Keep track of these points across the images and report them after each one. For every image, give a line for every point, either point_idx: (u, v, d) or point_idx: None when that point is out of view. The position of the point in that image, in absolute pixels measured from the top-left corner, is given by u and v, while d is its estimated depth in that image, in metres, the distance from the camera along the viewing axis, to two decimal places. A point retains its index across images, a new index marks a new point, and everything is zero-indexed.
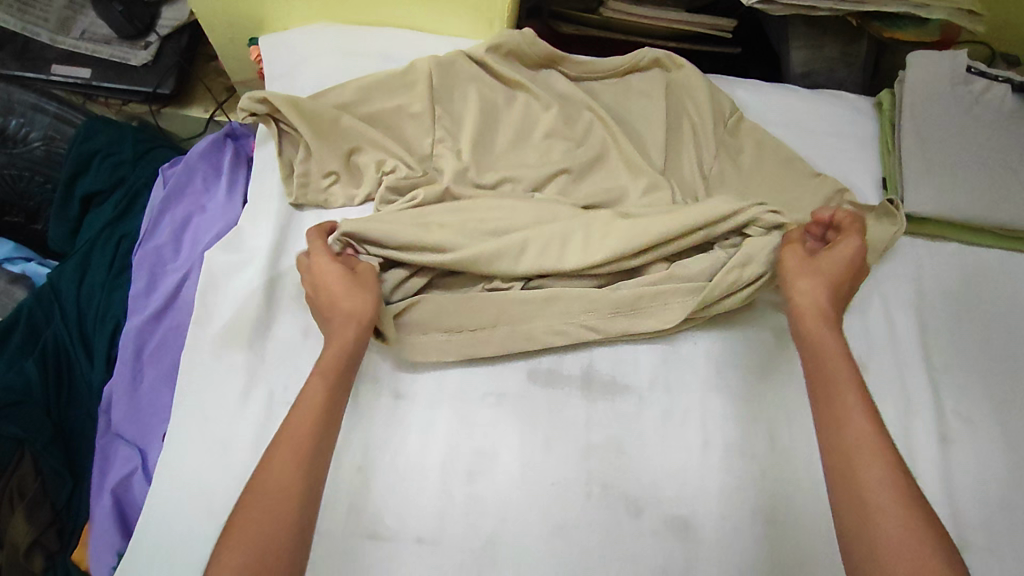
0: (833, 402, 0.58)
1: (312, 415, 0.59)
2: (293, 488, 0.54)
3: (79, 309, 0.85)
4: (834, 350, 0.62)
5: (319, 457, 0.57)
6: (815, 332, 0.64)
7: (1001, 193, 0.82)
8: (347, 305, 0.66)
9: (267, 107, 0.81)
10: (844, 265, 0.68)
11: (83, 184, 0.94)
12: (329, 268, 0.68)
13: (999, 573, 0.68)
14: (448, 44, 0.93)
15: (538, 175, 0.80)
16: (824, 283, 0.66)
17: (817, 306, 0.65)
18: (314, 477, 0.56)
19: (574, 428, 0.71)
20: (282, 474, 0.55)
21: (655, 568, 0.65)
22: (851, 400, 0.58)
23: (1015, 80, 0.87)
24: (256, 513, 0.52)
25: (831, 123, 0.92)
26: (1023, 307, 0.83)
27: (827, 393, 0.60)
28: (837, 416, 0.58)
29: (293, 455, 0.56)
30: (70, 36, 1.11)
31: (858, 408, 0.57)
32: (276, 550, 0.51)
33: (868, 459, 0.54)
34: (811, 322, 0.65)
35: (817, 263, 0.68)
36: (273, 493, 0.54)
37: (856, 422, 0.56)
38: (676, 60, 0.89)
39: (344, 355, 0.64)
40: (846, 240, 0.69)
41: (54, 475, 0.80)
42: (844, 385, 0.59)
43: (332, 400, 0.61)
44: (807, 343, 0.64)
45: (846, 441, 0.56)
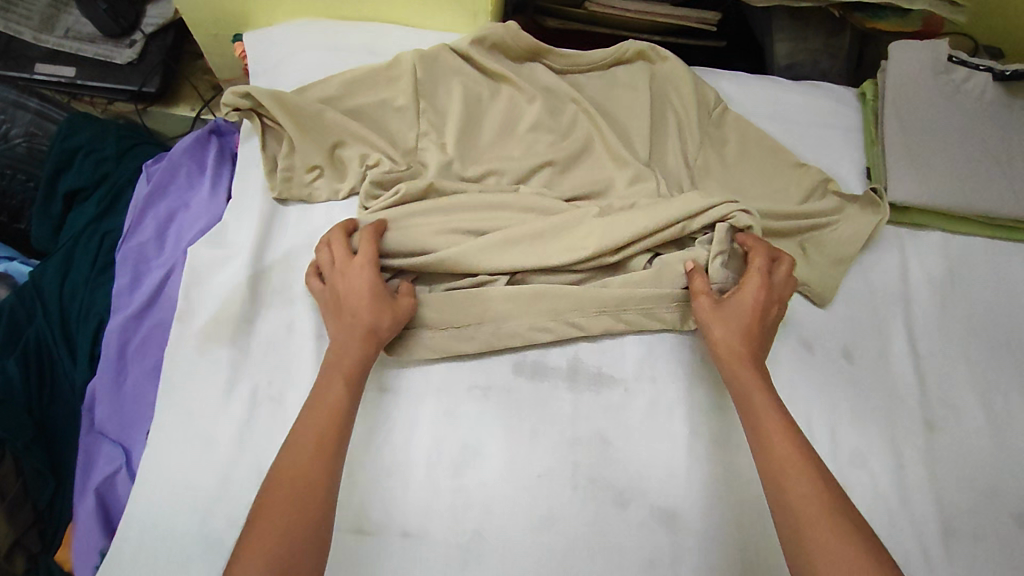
0: (759, 428, 0.61)
1: (327, 414, 0.60)
2: (319, 478, 0.56)
3: (62, 306, 0.84)
4: (756, 385, 0.64)
5: (339, 452, 0.59)
6: (738, 371, 0.66)
7: (982, 182, 0.83)
8: (370, 317, 0.67)
9: (250, 102, 0.80)
10: (751, 309, 0.69)
11: (66, 181, 0.93)
12: (364, 276, 0.68)
13: (985, 559, 0.68)
14: (433, 38, 0.93)
15: (522, 167, 0.80)
16: (735, 327, 0.68)
17: (733, 350, 0.67)
18: (332, 473, 0.57)
19: (560, 420, 0.70)
20: (308, 465, 0.56)
21: (642, 559, 0.65)
22: (775, 425, 0.60)
23: (997, 70, 0.87)
24: (285, 506, 0.53)
25: (815, 114, 0.92)
26: (1005, 294, 0.83)
27: (754, 421, 0.62)
28: (765, 441, 0.60)
29: (310, 452, 0.57)
30: (54, 34, 1.10)
31: (783, 429, 0.60)
32: (302, 544, 0.52)
33: (794, 474, 0.56)
34: (733, 366, 0.66)
35: (725, 308, 0.69)
36: (296, 488, 0.55)
37: (780, 445, 0.59)
38: (659, 52, 0.90)
39: (362, 366, 0.65)
40: (748, 281, 0.70)
41: (35, 475, 0.79)
42: (766, 413, 0.62)
43: (351, 399, 0.62)
44: (732, 385, 0.66)
45: (774, 464, 0.58)
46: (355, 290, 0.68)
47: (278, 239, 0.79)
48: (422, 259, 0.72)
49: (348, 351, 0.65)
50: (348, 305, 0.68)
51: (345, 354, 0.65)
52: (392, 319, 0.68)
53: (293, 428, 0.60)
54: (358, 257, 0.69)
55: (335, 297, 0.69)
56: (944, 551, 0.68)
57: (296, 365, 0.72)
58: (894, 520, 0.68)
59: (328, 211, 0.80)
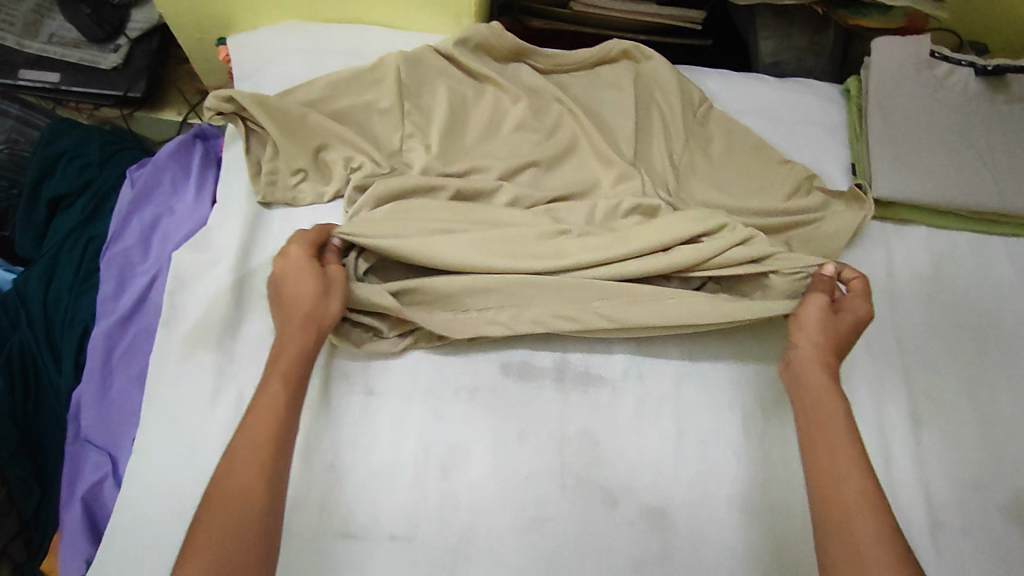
0: (833, 461, 0.58)
1: (268, 415, 0.58)
2: (254, 490, 0.54)
3: (47, 313, 0.83)
4: (834, 408, 0.62)
5: (280, 461, 0.57)
6: (826, 397, 0.63)
7: (965, 177, 0.84)
8: (306, 300, 0.65)
9: (233, 106, 0.80)
10: (856, 326, 0.68)
11: (49, 187, 0.93)
12: (298, 260, 0.67)
13: (973, 552, 0.68)
14: (418, 40, 0.94)
15: (508, 167, 0.80)
16: (828, 343, 0.67)
17: (821, 364, 0.65)
18: (274, 477, 0.55)
19: (548, 420, 0.70)
20: (243, 475, 0.54)
21: (631, 558, 0.65)
22: (851, 461, 0.57)
23: (979, 65, 0.87)
24: (216, 513, 0.52)
25: (800, 111, 0.92)
26: (989, 288, 0.84)
27: (827, 452, 0.59)
28: (837, 475, 0.57)
29: (246, 455, 0.55)
30: (37, 40, 1.09)
31: (860, 469, 0.57)
32: (243, 551, 0.51)
33: (862, 514, 0.53)
34: (822, 389, 0.63)
35: (838, 317, 0.68)
36: (233, 494, 0.53)
37: (853, 482, 0.56)
38: (644, 51, 0.90)
39: (301, 360, 0.63)
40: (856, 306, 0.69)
41: (20, 484, 0.79)
42: (842, 445, 0.59)
43: (291, 400, 0.60)
44: (808, 401, 0.63)
45: (845, 497, 0.55)
46: (294, 276, 0.66)
47: (263, 243, 0.78)
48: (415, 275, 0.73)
49: (288, 340, 0.63)
50: (285, 292, 0.66)
51: (285, 347, 0.63)
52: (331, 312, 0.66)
53: (236, 434, 0.58)
54: (296, 243, 0.68)
55: (276, 287, 0.67)
56: (932, 545, 0.68)
57: None
58: None
59: (313, 214, 0.80)
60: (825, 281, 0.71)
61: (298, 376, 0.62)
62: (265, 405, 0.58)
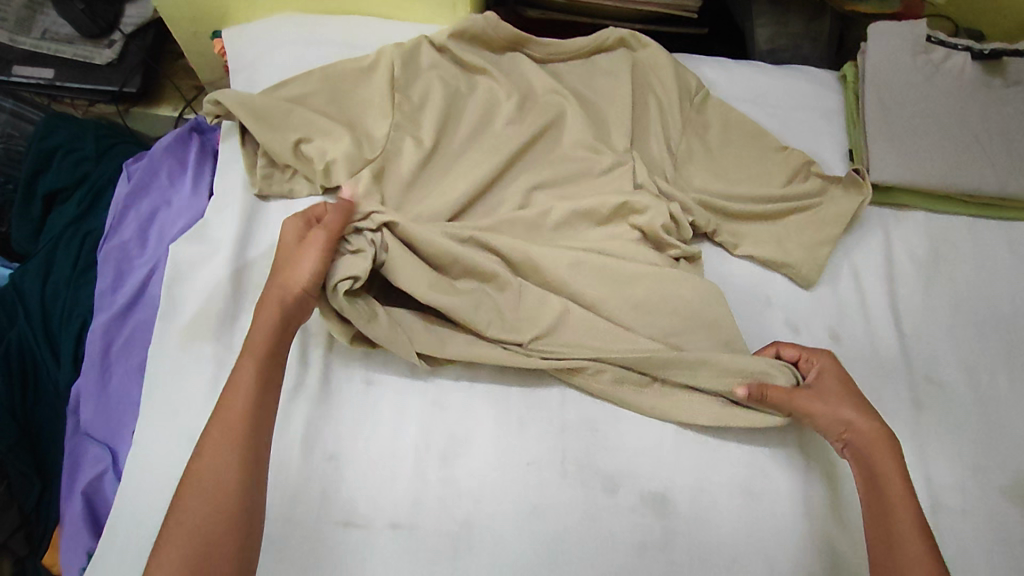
0: (887, 520, 0.59)
1: (239, 401, 0.57)
2: (231, 482, 0.53)
3: (45, 306, 0.83)
4: (895, 472, 0.62)
5: (258, 453, 0.56)
6: (877, 452, 0.63)
7: (963, 161, 0.84)
8: (292, 270, 0.63)
9: (221, 108, 0.80)
10: (842, 379, 0.69)
11: (45, 182, 0.92)
12: (288, 236, 0.66)
13: (974, 533, 0.68)
14: (414, 30, 0.94)
15: (504, 155, 0.80)
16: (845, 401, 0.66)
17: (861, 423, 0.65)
18: (246, 465, 0.55)
19: (548, 408, 0.70)
20: (218, 466, 0.54)
21: (633, 544, 0.65)
22: (906, 518, 0.59)
23: (976, 49, 0.87)
24: (190, 504, 0.52)
25: (797, 98, 0.93)
26: (988, 271, 0.84)
27: (881, 511, 0.60)
28: (893, 533, 0.59)
29: (219, 443, 0.55)
30: (31, 36, 1.09)
31: (914, 525, 0.59)
32: (217, 541, 0.51)
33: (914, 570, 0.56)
34: (874, 445, 0.64)
35: (825, 392, 0.68)
36: (205, 484, 0.53)
37: (908, 541, 0.58)
38: (640, 39, 0.90)
39: (272, 331, 0.61)
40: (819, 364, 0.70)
41: (21, 478, 0.79)
42: (898, 502, 0.60)
43: (264, 383, 0.59)
44: (867, 462, 0.63)
45: (901, 560, 0.57)
46: (284, 251, 0.65)
47: (260, 234, 0.78)
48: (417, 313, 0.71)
49: (261, 313, 0.62)
50: (276, 263, 0.65)
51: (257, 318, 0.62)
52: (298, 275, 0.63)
53: (209, 422, 0.57)
54: (285, 228, 0.66)
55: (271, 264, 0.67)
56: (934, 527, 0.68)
57: None
58: None
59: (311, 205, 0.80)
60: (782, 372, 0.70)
61: (272, 356, 0.60)
62: (237, 390, 0.58)
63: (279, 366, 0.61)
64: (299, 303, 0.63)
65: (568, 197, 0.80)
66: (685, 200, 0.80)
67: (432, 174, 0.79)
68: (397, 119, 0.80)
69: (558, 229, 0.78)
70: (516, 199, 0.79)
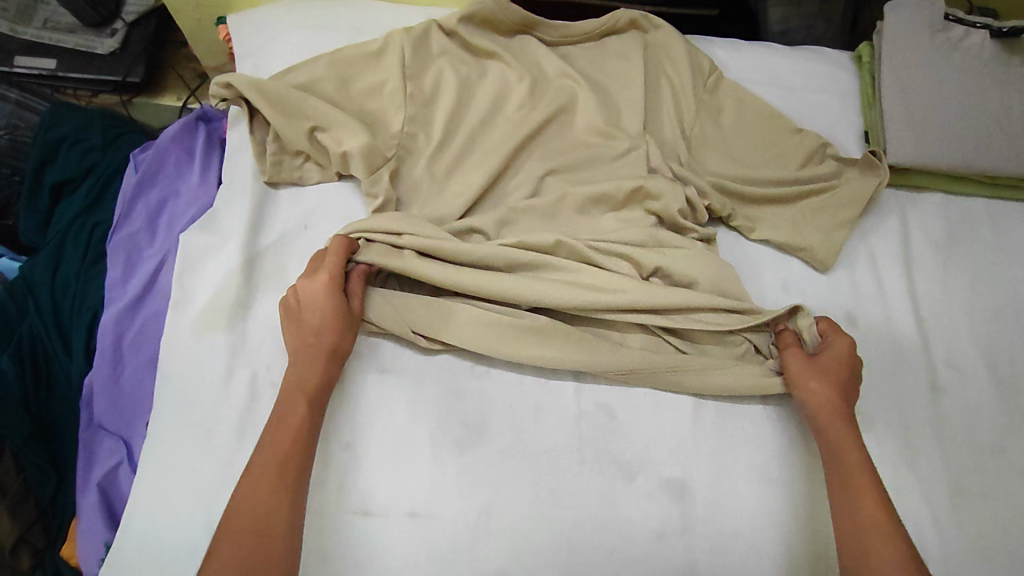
0: (848, 488, 0.60)
1: (289, 435, 0.59)
2: (275, 521, 0.54)
3: (56, 300, 0.83)
4: (851, 444, 0.63)
5: (300, 491, 0.56)
6: (832, 426, 0.64)
7: (979, 141, 0.83)
8: (330, 334, 0.65)
9: (232, 92, 0.79)
10: (843, 364, 0.68)
11: (52, 173, 0.91)
12: (303, 285, 0.68)
13: (995, 517, 0.68)
14: (422, 14, 0.93)
15: (516, 139, 0.79)
16: (830, 387, 0.66)
17: (832, 408, 0.65)
18: (295, 509, 0.55)
19: (564, 395, 0.70)
20: (263, 500, 0.54)
21: (651, 531, 0.65)
22: (864, 483, 0.60)
23: (994, 26, 0.86)
24: (241, 538, 0.52)
25: (811, 78, 0.91)
26: (1005, 253, 0.83)
27: (842, 479, 0.61)
28: (852, 503, 0.59)
29: (274, 479, 0.56)
30: (32, 26, 1.07)
31: (870, 494, 0.59)
32: None
33: (876, 540, 0.56)
34: (829, 420, 0.65)
35: (819, 364, 0.68)
36: (257, 513, 0.54)
37: (869, 512, 0.58)
38: (653, 20, 0.88)
39: (320, 385, 0.63)
40: (837, 342, 0.69)
41: (37, 472, 0.78)
42: (858, 476, 0.61)
43: (308, 428, 0.60)
44: (823, 438, 0.64)
45: (860, 527, 0.57)
46: (313, 292, 0.67)
47: (271, 223, 0.78)
48: (436, 304, 0.70)
49: (307, 372, 0.63)
50: (308, 317, 0.66)
51: (303, 374, 0.63)
52: (330, 332, 0.65)
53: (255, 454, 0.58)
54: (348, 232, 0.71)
55: (293, 307, 0.68)
56: (952, 509, 0.68)
57: None
58: (899, 477, 0.68)
59: (322, 193, 0.79)
60: (790, 340, 0.71)
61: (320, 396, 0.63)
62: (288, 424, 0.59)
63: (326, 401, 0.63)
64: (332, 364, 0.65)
65: (582, 182, 0.79)
66: (700, 184, 0.79)
67: (444, 160, 0.78)
68: (407, 104, 0.79)
69: (572, 214, 0.77)
70: (530, 184, 0.78)
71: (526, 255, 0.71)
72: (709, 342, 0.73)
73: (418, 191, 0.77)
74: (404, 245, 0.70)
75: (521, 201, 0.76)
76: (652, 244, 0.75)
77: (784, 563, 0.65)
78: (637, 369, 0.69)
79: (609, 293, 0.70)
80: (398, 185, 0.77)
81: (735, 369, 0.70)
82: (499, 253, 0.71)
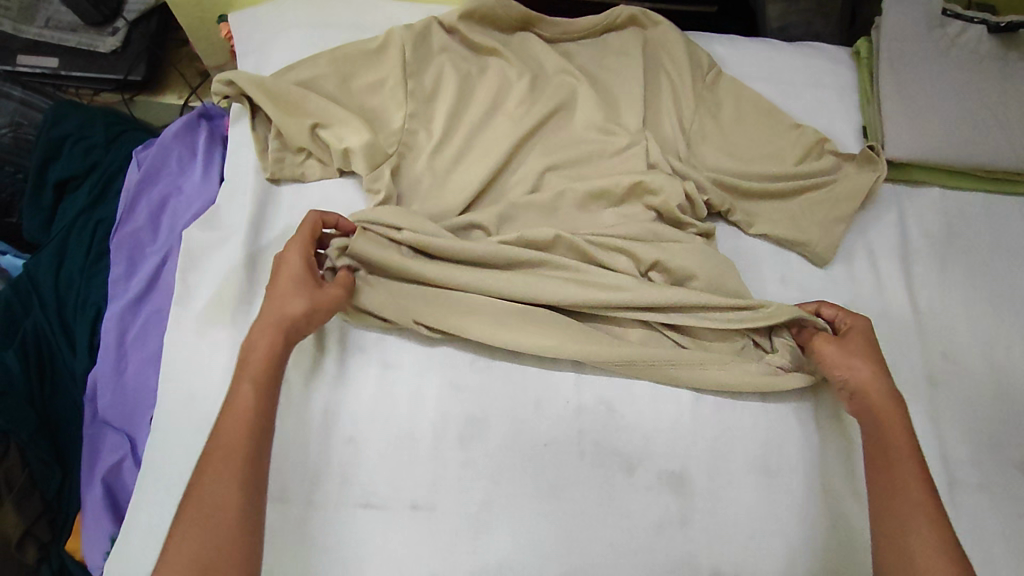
0: (891, 470, 0.59)
1: (237, 418, 0.55)
2: (229, 501, 0.51)
3: (60, 298, 0.84)
4: (898, 423, 0.62)
5: (256, 468, 0.54)
6: (881, 402, 0.63)
7: (977, 135, 0.83)
8: (287, 306, 0.62)
9: (234, 89, 0.79)
10: (868, 341, 0.68)
11: (55, 171, 0.92)
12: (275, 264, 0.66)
13: (991, 508, 0.69)
14: (423, 12, 0.93)
15: (516, 135, 0.79)
16: (868, 362, 0.66)
17: (877, 383, 0.64)
18: (250, 486, 0.53)
19: (564, 388, 0.70)
20: (213, 483, 0.52)
21: (651, 522, 0.65)
22: (909, 468, 0.59)
23: (991, 21, 0.86)
24: (189, 526, 0.49)
25: (809, 75, 0.92)
26: (1002, 246, 0.84)
27: (886, 460, 0.60)
28: (895, 480, 0.58)
29: (221, 470, 0.52)
30: (34, 25, 1.08)
31: (915, 472, 0.58)
32: (221, 561, 0.48)
33: (914, 514, 0.56)
34: (875, 396, 0.64)
35: (850, 343, 0.68)
36: (205, 506, 0.51)
37: (911, 488, 0.57)
38: (652, 17, 0.89)
39: (271, 358, 0.60)
40: (855, 321, 0.70)
41: (42, 467, 0.79)
42: (902, 453, 0.60)
43: (262, 402, 0.57)
44: (868, 416, 0.64)
45: (902, 502, 0.57)
46: (281, 271, 0.65)
47: (273, 219, 0.78)
48: (438, 301, 0.70)
49: (259, 339, 0.60)
50: (271, 284, 0.64)
51: (256, 347, 0.60)
52: (289, 304, 0.62)
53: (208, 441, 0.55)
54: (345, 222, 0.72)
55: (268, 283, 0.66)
56: (950, 501, 0.68)
57: None
58: None
59: (323, 189, 0.80)
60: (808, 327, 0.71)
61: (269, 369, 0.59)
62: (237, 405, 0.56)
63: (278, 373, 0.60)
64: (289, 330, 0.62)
65: (581, 178, 0.80)
66: (699, 179, 0.79)
67: (445, 156, 0.79)
68: (407, 101, 0.79)
69: (572, 210, 0.78)
70: (530, 180, 0.79)
71: (525, 252, 0.72)
72: (707, 336, 0.74)
73: (419, 187, 0.77)
74: (404, 241, 0.71)
75: (521, 197, 0.77)
76: (651, 239, 0.75)
77: (783, 554, 0.65)
78: (635, 364, 0.70)
79: (606, 290, 0.71)
80: (399, 181, 0.77)
81: (733, 363, 0.71)
82: (499, 249, 0.71)
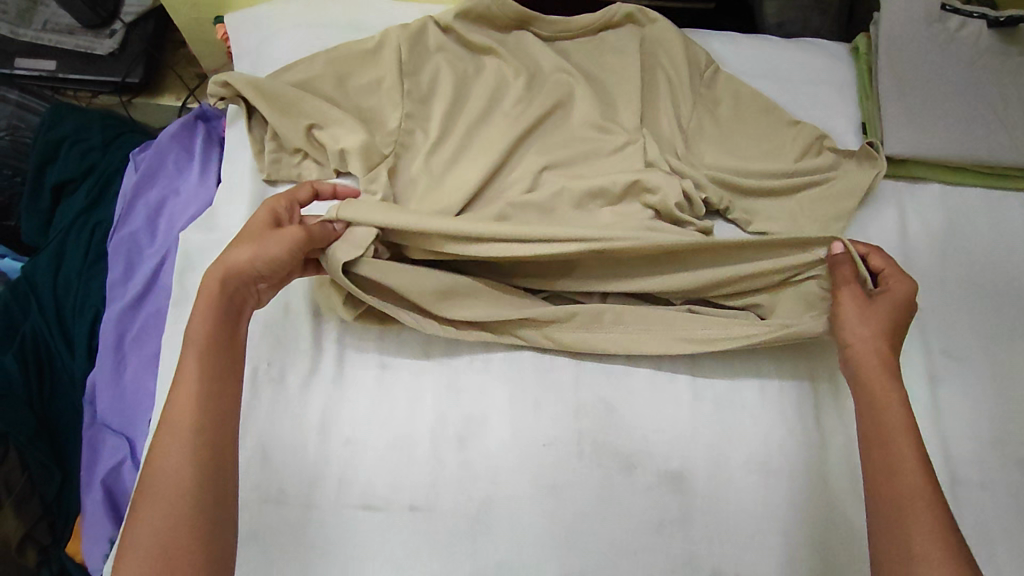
0: (888, 452, 0.58)
1: (185, 397, 0.53)
2: (187, 478, 0.50)
3: (57, 300, 0.84)
4: (895, 400, 0.60)
5: (214, 442, 0.52)
6: (874, 372, 0.63)
7: (976, 131, 0.83)
8: (241, 257, 0.60)
9: (230, 90, 0.79)
10: (899, 309, 0.66)
11: (53, 174, 0.92)
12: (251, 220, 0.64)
13: (993, 506, 0.68)
14: (419, 11, 0.93)
15: (513, 134, 0.79)
16: (877, 328, 0.65)
17: (876, 352, 0.64)
18: (207, 459, 0.51)
19: (563, 388, 0.70)
20: (169, 461, 0.50)
21: (650, 523, 0.65)
22: (906, 450, 0.57)
23: (991, 16, 0.86)
24: (149, 507, 0.49)
25: (808, 71, 0.91)
26: (1003, 242, 0.83)
27: (881, 440, 0.59)
28: (890, 460, 0.57)
29: (174, 446, 0.51)
30: (31, 28, 1.08)
31: (912, 452, 0.57)
32: (181, 540, 0.48)
33: (911, 494, 0.54)
34: (870, 366, 0.63)
35: (874, 306, 0.66)
36: (164, 486, 0.49)
37: (909, 469, 0.56)
38: (649, 14, 0.89)
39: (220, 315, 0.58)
40: (896, 284, 0.67)
41: (41, 468, 0.79)
42: (897, 433, 0.58)
43: (217, 367, 0.55)
44: (860, 385, 0.63)
45: (900, 484, 0.55)
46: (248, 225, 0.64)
47: None
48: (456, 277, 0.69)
49: (208, 296, 0.58)
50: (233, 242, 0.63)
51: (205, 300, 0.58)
52: (247, 254, 0.60)
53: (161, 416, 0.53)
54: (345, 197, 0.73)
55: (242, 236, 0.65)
56: (952, 500, 0.68)
57: (296, 342, 0.70)
58: None
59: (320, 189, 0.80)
60: (846, 275, 0.69)
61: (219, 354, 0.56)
62: (182, 394, 0.53)
63: (233, 356, 0.57)
64: (240, 290, 0.60)
65: (578, 177, 0.79)
66: (698, 178, 0.79)
67: (442, 157, 0.78)
68: (404, 101, 0.79)
69: (569, 209, 0.77)
70: (528, 179, 0.78)
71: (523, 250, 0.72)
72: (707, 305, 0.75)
73: (415, 187, 0.77)
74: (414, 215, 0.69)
75: (519, 196, 0.77)
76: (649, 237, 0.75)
77: (782, 554, 0.65)
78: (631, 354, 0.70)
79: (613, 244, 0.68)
80: (396, 181, 0.77)
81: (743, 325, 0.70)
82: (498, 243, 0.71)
